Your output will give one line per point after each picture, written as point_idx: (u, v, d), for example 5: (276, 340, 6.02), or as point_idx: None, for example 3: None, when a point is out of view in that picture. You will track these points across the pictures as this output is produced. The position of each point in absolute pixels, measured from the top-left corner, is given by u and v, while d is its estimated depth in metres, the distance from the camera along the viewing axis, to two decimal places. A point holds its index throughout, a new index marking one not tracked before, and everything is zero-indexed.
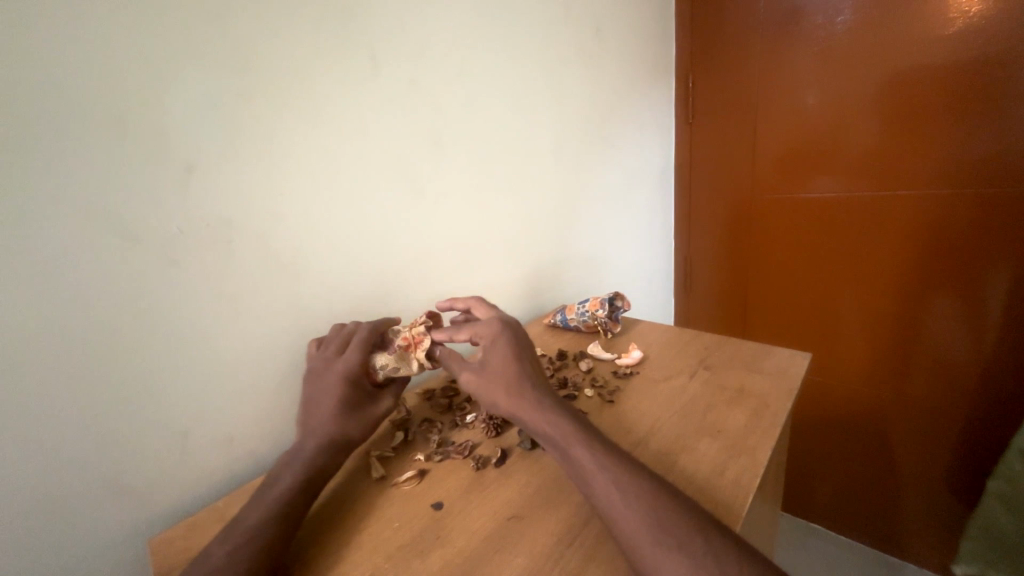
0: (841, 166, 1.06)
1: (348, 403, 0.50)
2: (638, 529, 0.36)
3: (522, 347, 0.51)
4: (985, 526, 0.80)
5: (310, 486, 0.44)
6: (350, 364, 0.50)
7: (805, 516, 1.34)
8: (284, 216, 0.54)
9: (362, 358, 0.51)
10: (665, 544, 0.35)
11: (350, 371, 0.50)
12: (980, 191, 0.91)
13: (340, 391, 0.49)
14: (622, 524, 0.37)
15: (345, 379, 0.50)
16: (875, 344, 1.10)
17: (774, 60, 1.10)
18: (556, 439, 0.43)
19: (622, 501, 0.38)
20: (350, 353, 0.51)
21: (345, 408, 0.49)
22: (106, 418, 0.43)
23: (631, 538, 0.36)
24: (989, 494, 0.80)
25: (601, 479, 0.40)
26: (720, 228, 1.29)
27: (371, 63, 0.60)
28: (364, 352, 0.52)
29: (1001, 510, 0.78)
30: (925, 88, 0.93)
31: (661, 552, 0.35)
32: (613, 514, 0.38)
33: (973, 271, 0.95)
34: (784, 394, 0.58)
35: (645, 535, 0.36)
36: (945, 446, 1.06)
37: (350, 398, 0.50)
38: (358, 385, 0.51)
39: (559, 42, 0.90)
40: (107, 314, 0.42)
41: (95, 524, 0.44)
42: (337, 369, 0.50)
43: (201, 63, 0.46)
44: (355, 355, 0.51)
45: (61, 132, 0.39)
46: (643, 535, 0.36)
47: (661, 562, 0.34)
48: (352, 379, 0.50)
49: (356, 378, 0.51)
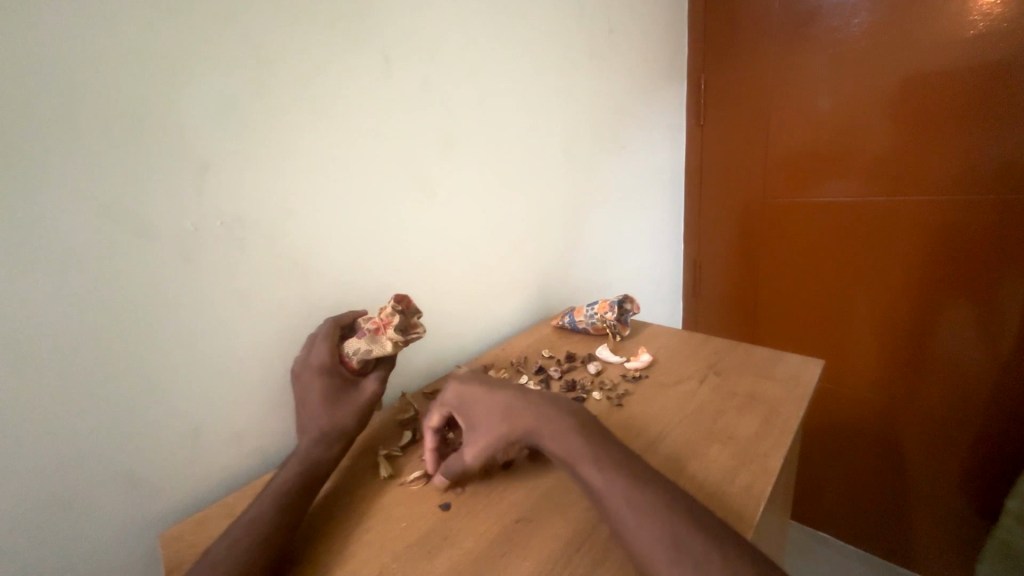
0: (855, 170, 1.05)
1: (331, 394, 0.49)
2: (653, 545, 0.35)
3: (488, 384, 0.49)
4: (1001, 542, 0.79)
5: (306, 483, 0.44)
6: (320, 358, 0.51)
7: (813, 524, 1.32)
8: (297, 214, 0.54)
9: (331, 349, 0.52)
10: (684, 563, 0.34)
11: (322, 363, 0.51)
12: (997, 198, 0.90)
13: (319, 383, 0.50)
14: (640, 549, 0.36)
15: (319, 372, 0.50)
16: (888, 352, 1.08)
17: (787, 62, 1.09)
18: (563, 457, 0.42)
19: (638, 522, 0.37)
20: (319, 348, 0.52)
21: (329, 399, 0.49)
22: (119, 413, 0.44)
23: (650, 562, 0.35)
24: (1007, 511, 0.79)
25: (615, 501, 0.38)
26: (729, 232, 1.28)
27: (384, 63, 0.60)
28: (331, 343, 0.52)
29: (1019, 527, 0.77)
30: (942, 92, 0.92)
31: (680, 572, 0.34)
32: (628, 529, 0.37)
33: (990, 280, 0.93)
34: (796, 401, 0.57)
35: (661, 551, 0.35)
36: (959, 456, 1.03)
37: (332, 389, 0.50)
38: (336, 375, 0.50)
39: (572, 42, 0.90)
40: (122, 310, 0.43)
41: (107, 517, 0.44)
42: (311, 365, 0.51)
43: (216, 62, 0.47)
44: (324, 348, 0.51)
45: (80, 129, 0.40)
46: (662, 558, 0.35)
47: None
48: (328, 370, 0.50)
49: (331, 367, 0.51)
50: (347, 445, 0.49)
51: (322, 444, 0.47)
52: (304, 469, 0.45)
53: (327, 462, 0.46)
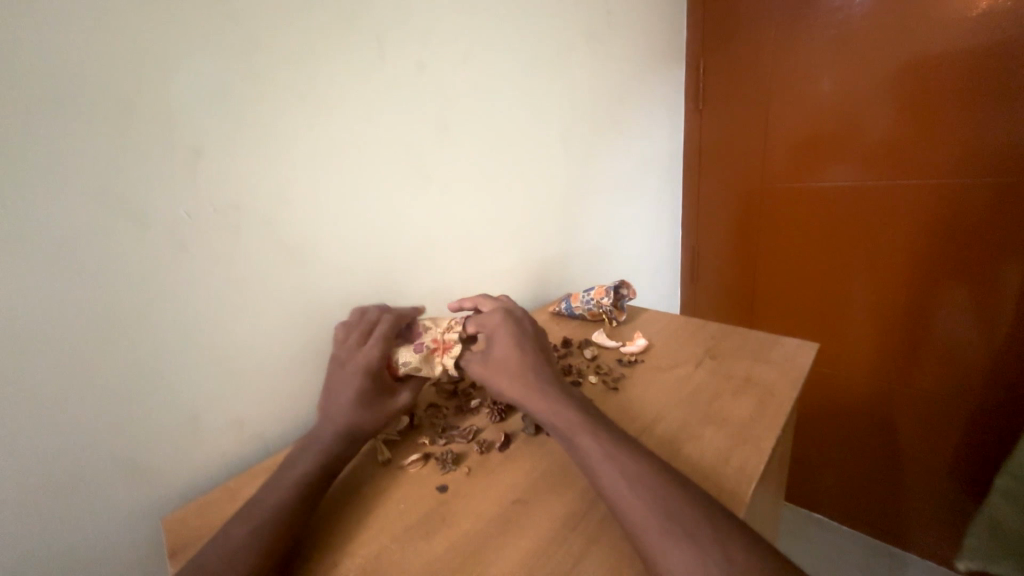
0: (856, 153, 1.04)
1: (368, 394, 0.49)
2: (645, 516, 0.36)
3: (525, 332, 0.53)
4: (990, 519, 0.82)
5: (326, 471, 0.45)
6: (371, 356, 0.51)
7: (807, 505, 1.35)
8: (291, 201, 0.54)
9: (381, 350, 0.52)
10: (674, 533, 0.35)
11: (369, 362, 0.50)
12: (997, 181, 0.89)
13: (359, 380, 0.49)
14: (631, 517, 0.37)
15: (364, 370, 0.50)
16: (885, 336, 1.09)
17: (789, 43, 1.07)
18: (562, 429, 0.44)
19: (630, 491, 0.38)
20: (370, 344, 0.51)
21: (364, 399, 0.49)
22: (119, 400, 0.44)
23: (640, 530, 0.36)
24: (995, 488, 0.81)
25: (609, 470, 0.40)
26: (728, 217, 1.28)
27: (376, 46, 0.59)
28: (383, 343, 0.52)
29: (1008, 505, 0.79)
30: (945, 73, 0.91)
31: (670, 542, 0.35)
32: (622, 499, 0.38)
33: (988, 264, 0.93)
34: (791, 384, 0.57)
35: (654, 523, 0.36)
36: (953, 438, 1.05)
37: (370, 390, 0.49)
38: (377, 377, 0.50)
39: (568, 24, 0.88)
40: (118, 298, 0.43)
41: (110, 502, 0.45)
42: (357, 360, 0.50)
43: (204, 45, 0.45)
44: (376, 348, 0.51)
45: (68, 115, 0.39)
46: (653, 525, 0.36)
47: (670, 551, 0.34)
48: (372, 371, 0.50)
49: (376, 370, 0.50)
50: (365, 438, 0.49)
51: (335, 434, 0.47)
52: (320, 455, 0.45)
53: (346, 452, 0.47)
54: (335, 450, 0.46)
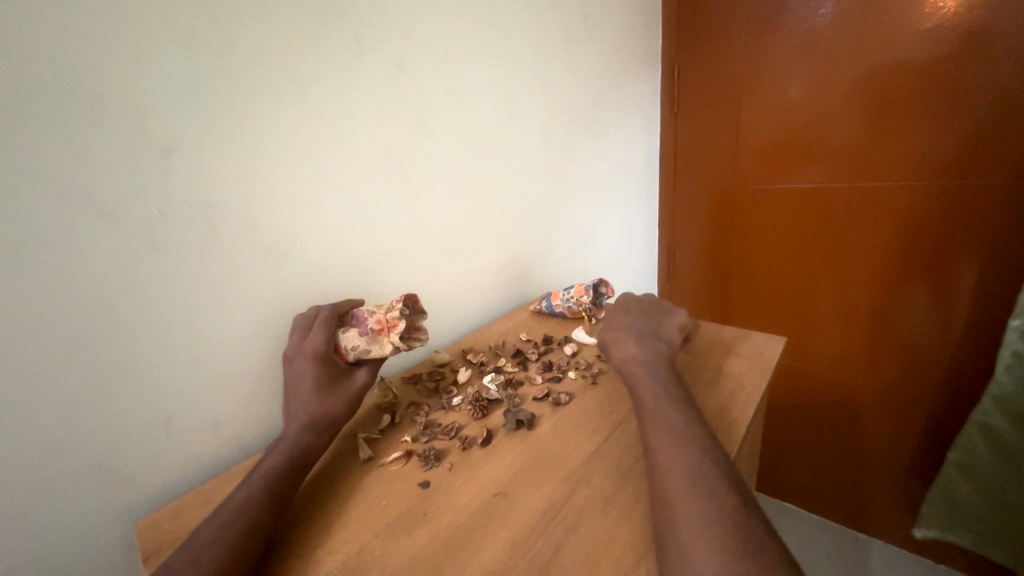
0: (822, 157, 1.08)
1: (324, 380, 0.50)
2: (685, 496, 0.39)
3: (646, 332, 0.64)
4: (944, 490, 0.96)
5: (293, 468, 0.44)
6: (315, 344, 0.51)
7: (780, 496, 1.40)
8: (270, 200, 0.54)
9: (328, 337, 0.52)
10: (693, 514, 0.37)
11: (317, 351, 0.51)
12: (952, 184, 0.95)
13: (313, 369, 0.50)
14: (672, 493, 0.39)
15: (314, 359, 0.51)
16: (850, 330, 1.14)
17: (759, 51, 1.12)
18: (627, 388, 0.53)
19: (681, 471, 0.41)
20: (316, 333, 0.52)
21: (322, 386, 0.50)
22: (90, 402, 0.43)
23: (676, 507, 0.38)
24: (948, 463, 0.95)
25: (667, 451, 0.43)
26: (704, 218, 1.31)
27: (355, 45, 0.59)
28: (330, 332, 0.52)
29: (960, 477, 0.93)
30: (903, 82, 0.96)
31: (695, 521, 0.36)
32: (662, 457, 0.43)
33: (944, 261, 0.99)
34: (760, 375, 0.60)
35: (688, 503, 0.38)
36: (913, 427, 1.11)
37: (326, 376, 0.51)
38: (330, 364, 0.51)
39: (545, 29, 0.89)
40: (87, 298, 0.42)
41: (80, 508, 0.43)
42: (306, 350, 0.51)
43: (178, 41, 0.45)
44: (318, 335, 0.52)
45: (35, 110, 0.38)
46: (688, 502, 0.38)
47: (694, 531, 0.36)
48: (322, 359, 0.51)
49: (325, 356, 0.51)
50: (336, 431, 0.49)
51: (309, 431, 0.47)
52: (297, 455, 0.45)
53: (314, 448, 0.47)
54: (302, 446, 0.46)
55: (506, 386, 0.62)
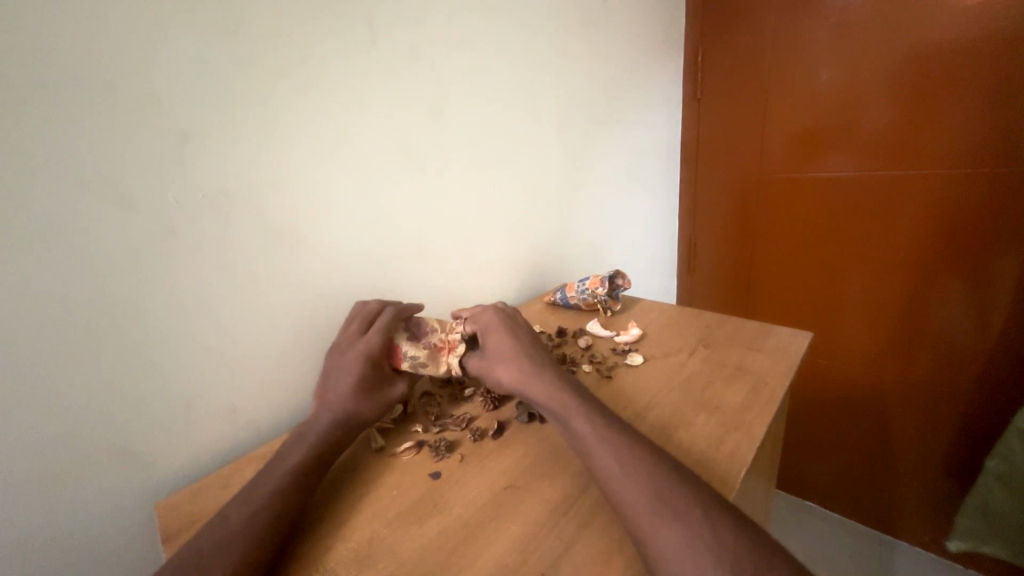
0: (855, 144, 1.03)
1: (366, 381, 0.50)
2: (638, 499, 0.37)
3: (516, 324, 0.55)
4: (980, 498, 0.92)
5: (318, 459, 0.44)
6: (371, 344, 0.51)
7: (799, 494, 1.37)
8: (282, 188, 0.53)
9: (386, 340, 0.52)
10: (664, 514, 0.35)
11: (371, 351, 0.51)
12: (995, 173, 0.89)
13: (358, 369, 0.50)
14: (623, 498, 0.37)
15: (365, 359, 0.50)
16: (879, 326, 1.09)
17: (790, 31, 1.06)
18: (558, 415, 0.45)
19: (621, 472, 0.39)
20: (373, 334, 0.52)
21: (361, 387, 0.49)
22: (112, 386, 0.44)
23: (633, 512, 0.36)
24: (987, 471, 0.90)
25: (600, 453, 0.40)
26: (727, 208, 1.27)
27: (368, 29, 0.58)
28: (388, 335, 0.53)
29: (997, 485, 0.89)
30: (945, 63, 0.89)
31: (660, 523, 0.35)
32: (616, 486, 0.38)
33: (984, 255, 0.93)
34: (783, 372, 0.58)
35: (643, 506, 0.36)
36: (945, 428, 1.06)
37: (370, 377, 0.50)
38: (378, 367, 0.51)
39: (564, 11, 0.86)
40: (106, 285, 0.43)
41: (104, 488, 0.45)
42: (358, 348, 0.51)
43: (191, 28, 0.44)
44: (378, 337, 0.52)
45: (52, 98, 0.38)
46: (641, 504, 0.36)
47: (659, 533, 0.35)
48: (373, 360, 0.51)
49: (377, 359, 0.51)
50: (363, 428, 0.49)
51: (338, 428, 0.47)
52: (316, 444, 0.45)
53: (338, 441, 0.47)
54: (322, 434, 0.46)
55: None
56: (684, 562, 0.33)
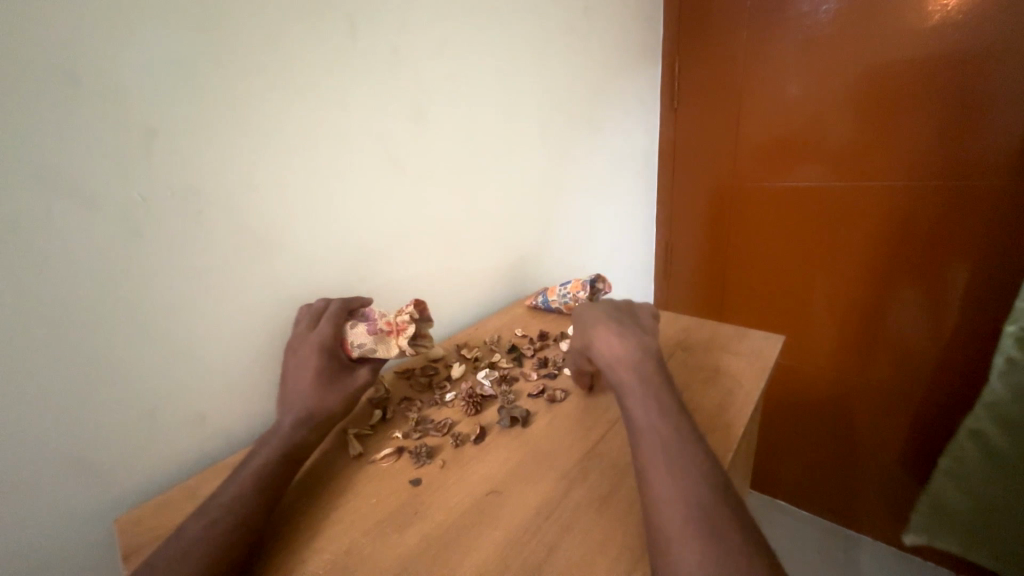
0: (822, 155, 1.08)
1: (325, 374, 0.49)
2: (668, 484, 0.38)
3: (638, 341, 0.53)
4: (934, 494, 0.97)
5: (286, 464, 0.43)
6: (322, 335, 0.51)
7: (771, 493, 1.41)
8: (257, 187, 0.52)
9: (335, 331, 0.52)
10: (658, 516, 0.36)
11: (324, 342, 0.51)
12: (948, 184, 0.95)
13: (316, 361, 0.49)
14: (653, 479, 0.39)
15: (319, 350, 0.50)
16: (845, 328, 1.14)
17: (760, 46, 1.10)
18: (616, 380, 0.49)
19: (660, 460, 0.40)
20: (323, 325, 0.52)
21: (322, 381, 0.49)
22: (68, 395, 0.42)
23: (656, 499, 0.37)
24: (940, 470, 0.95)
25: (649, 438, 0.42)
26: (702, 215, 1.30)
27: (349, 29, 0.57)
28: (338, 325, 0.52)
29: (949, 482, 0.94)
30: (903, 80, 0.95)
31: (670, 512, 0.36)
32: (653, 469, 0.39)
33: (939, 262, 0.98)
34: (758, 375, 0.59)
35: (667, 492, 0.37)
36: (906, 427, 1.11)
37: (327, 369, 0.50)
38: (335, 358, 0.51)
39: (545, 20, 0.88)
40: (60, 286, 0.40)
41: (56, 505, 0.42)
42: (312, 341, 0.51)
43: (163, 21, 0.43)
44: (327, 326, 0.51)
45: (8, 88, 0.36)
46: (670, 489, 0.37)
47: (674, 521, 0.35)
48: (327, 351, 0.50)
49: (332, 349, 0.51)
50: (331, 427, 0.48)
51: (305, 427, 0.46)
52: (289, 449, 0.44)
53: (306, 446, 0.45)
54: (295, 441, 0.45)
55: (501, 381, 0.62)
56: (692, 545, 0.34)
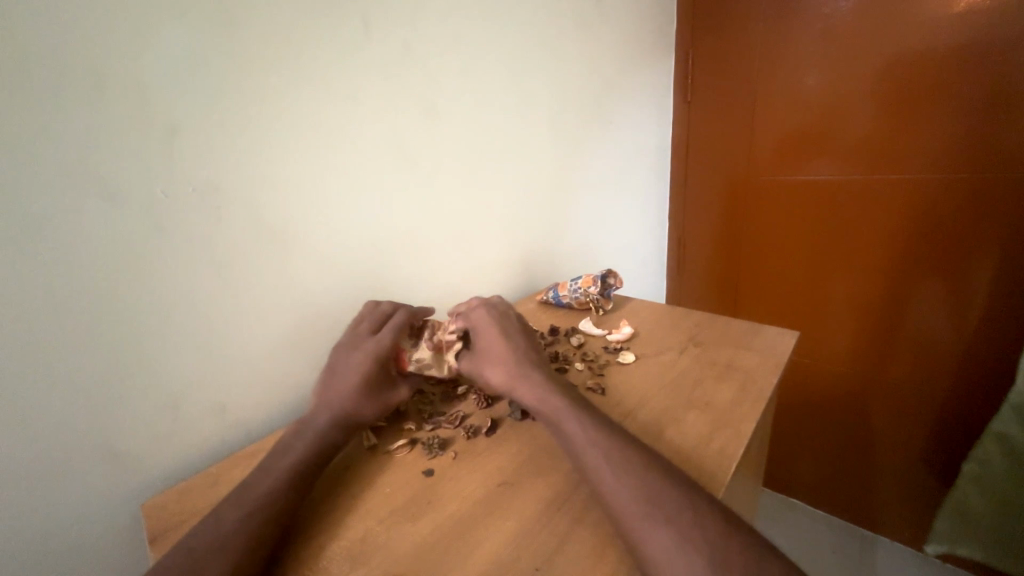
0: (839, 148, 1.06)
1: (371, 383, 0.49)
2: (628, 504, 0.37)
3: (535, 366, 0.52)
4: (958, 500, 0.95)
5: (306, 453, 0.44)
6: (381, 344, 0.51)
7: (784, 491, 1.40)
8: (275, 183, 0.53)
9: (394, 342, 0.52)
10: (655, 516, 0.36)
11: (379, 353, 0.51)
12: (971, 177, 0.92)
13: (366, 369, 0.49)
14: (617, 491, 0.38)
15: (374, 359, 0.50)
16: (862, 325, 1.12)
17: (777, 37, 1.08)
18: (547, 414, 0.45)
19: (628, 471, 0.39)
20: (385, 335, 0.52)
21: (366, 386, 0.49)
22: (97, 384, 0.43)
23: (622, 511, 0.37)
24: (964, 475, 0.93)
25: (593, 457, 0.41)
26: (716, 211, 1.29)
27: (362, 24, 0.58)
28: (398, 336, 0.53)
29: (972, 486, 0.92)
30: (926, 70, 0.92)
31: (651, 525, 0.35)
32: (610, 489, 0.38)
33: (961, 257, 0.96)
34: (771, 370, 0.59)
35: (636, 506, 0.36)
36: (925, 425, 1.09)
37: (374, 378, 0.50)
38: (384, 369, 0.51)
39: (556, 13, 0.87)
40: (89, 280, 0.42)
41: (87, 489, 0.44)
42: (369, 348, 0.50)
43: (184, 21, 0.44)
44: (388, 338, 0.52)
45: (40, 89, 0.38)
46: (630, 504, 0.37)
47: (653, 535, 0.35)
48: (380, 361, 0.50)
49: (384, 360, 0.51)
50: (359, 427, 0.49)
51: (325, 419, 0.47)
52: (306, 438, 0.45)
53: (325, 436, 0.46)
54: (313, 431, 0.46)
55: None
56: (672, 558, 0.33)
